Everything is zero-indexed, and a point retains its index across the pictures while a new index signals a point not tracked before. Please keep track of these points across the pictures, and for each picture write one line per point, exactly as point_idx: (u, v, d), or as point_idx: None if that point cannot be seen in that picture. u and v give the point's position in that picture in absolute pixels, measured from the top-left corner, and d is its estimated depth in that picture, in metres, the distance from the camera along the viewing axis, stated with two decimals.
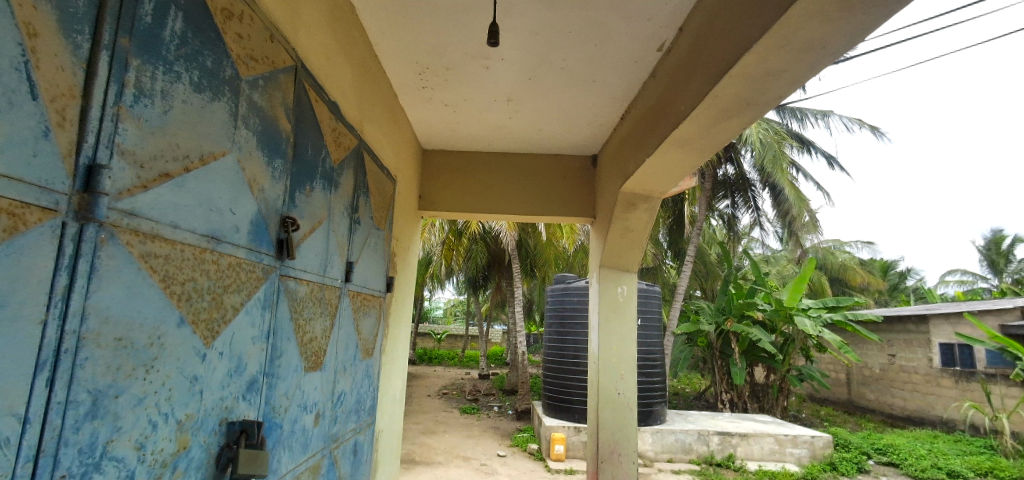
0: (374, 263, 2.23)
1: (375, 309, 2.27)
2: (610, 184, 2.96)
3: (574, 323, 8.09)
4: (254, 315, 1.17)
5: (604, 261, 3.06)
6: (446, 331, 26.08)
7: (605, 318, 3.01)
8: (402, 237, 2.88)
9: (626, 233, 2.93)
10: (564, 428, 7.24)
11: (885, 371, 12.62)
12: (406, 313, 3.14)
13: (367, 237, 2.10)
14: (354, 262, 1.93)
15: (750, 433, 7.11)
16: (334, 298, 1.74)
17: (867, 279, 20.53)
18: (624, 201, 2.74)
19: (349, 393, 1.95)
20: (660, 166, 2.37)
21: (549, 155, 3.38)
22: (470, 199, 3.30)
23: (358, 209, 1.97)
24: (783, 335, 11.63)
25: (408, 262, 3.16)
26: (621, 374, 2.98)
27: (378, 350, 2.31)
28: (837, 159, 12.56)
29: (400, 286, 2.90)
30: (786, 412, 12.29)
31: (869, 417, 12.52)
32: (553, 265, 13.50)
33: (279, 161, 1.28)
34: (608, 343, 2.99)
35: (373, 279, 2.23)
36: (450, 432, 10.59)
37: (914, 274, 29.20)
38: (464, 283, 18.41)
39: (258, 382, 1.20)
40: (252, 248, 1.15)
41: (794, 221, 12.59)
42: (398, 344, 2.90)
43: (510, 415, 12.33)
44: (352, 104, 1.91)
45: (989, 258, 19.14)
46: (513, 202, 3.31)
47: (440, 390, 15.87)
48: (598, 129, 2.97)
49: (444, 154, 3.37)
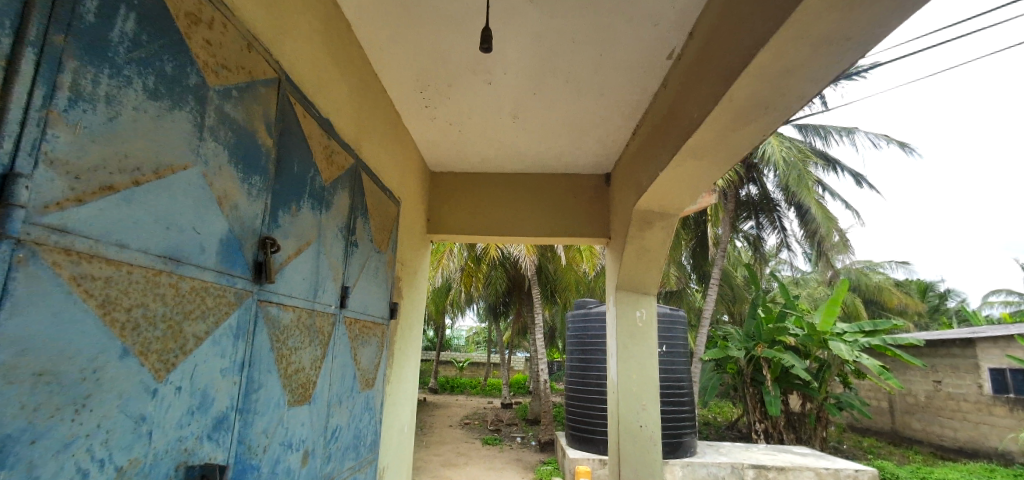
0: (375, 289, 2.13)
1: (376, 336, 2.16)
2: (624, 202, 2.82)
3: (595, 350, 7.82)
4: (224, 346, 1.07)
5: (620, 283, 2.89)
6: (468, 359, 25.75)
7: (624, 343, 2.82)
8: (408, 262, 2.79)
9: (642, 253, 2.77)
10: (589, 460, 6.91)
11: (931, 399, 11.78)
12: (414, 341, 3.01)
13: (366, 261, 2.00)
14: (350, 287, 1.83)
15: (788, 467, 6.58)
16: (326, 326, 1.64)
17: (905, 300, 19.52)
18: (639, 219, 2.60)
19: (346, 429, 1.81)
20: (674, 180, 2.24)
21: (560, 174, 3.27)
22: (479, 222, 3.20)
23: (355, 230, 1.89)
24: (817, 361, 11.03)
25: (416, 289, 3.05)
26: (643, 404, 2.76)
27: (380, 381, 2.19)
28: (865, 177, 12.13)
29: (407, 313, 2.79)
30: (826, 444, 11.53)
31: (917, 449, 11.64)
32: (574, 290, 13.26)
33: (257, 178, 1.20)
34: (627, 369, 2.79)
35: (374, 305, 2.13)
36: (471, 464, 10.25)
37: (955, 295, 27.76)
38: (484, 310, 18.24)
39: (228, 419, 1.08)
40: (222, 271, 1.06)
41: (822, 241, 12.10)
42: (405, 374, 2.77)
43: (532, 446, 11.91)
44: (348, 123, 1.86)
45: None
46: (524, 224, 3.19)
47: (462, 420, 15.53)
48: (609, 145, 2.86)
49: (453, 177, 3.30)
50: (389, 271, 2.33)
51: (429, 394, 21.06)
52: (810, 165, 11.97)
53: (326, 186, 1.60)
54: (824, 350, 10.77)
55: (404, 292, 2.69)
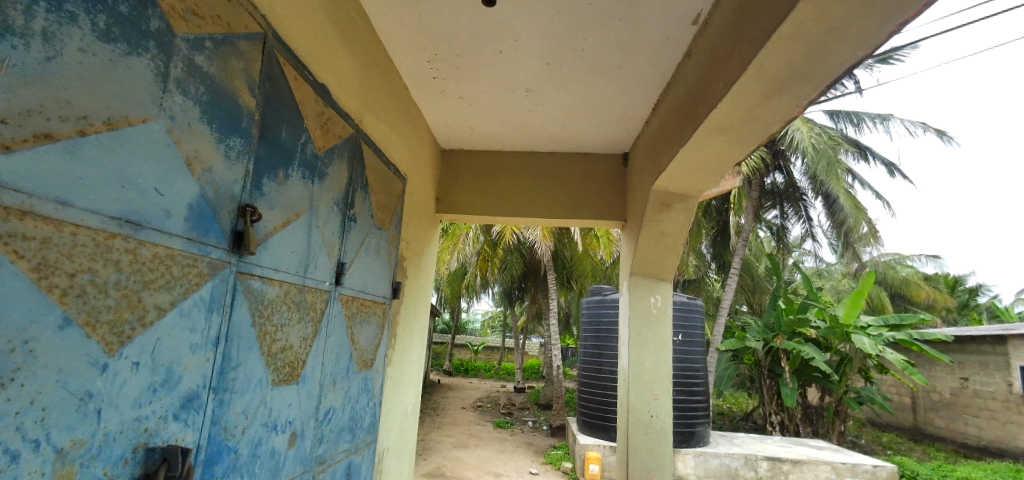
0: (377, 267, 2.05)
1: (377, 316, 2.08)
2: (642, 183, 2.66)
3: (610, 337, 7.70)
4: (195, 319, 1.00)
5: (635, 268, 2.76)
6: (482, 342, 25.92)
7: (637, 331, 2.69)
8: (414, 242, 2.69)
9: (660, 237, 2.62)
10: (599, 447, 6.87)
11: (957, 396, 11.38)
12: (421, 323, 2.94)
13: (365, 237, 1.91)
14: (347, 263, 1.74)
15: (803, 460, 6.44)
16: (318, 303, 1.55)
17: (934, 295, 18.84)
18: (657, 201, 2.44)
19: (341, 410, 1.75)
20: (697, 157, 2.08)
21: (575, 154, 3.11)
22: (490, 202, 3.08)
23: (353, 205, 1.79)
24: (839, 354, 10.73)
25: (424, 270, 2.96)
26: (655, 395, 2.65)
27: (379, 362, 2.12)
28: (899, 166, 11.58)
29: (413, 294, 2.71)
30: (844, 438, 11.28)
31: (939, 446, 11.32)
32: (590, 276, 13.11)
33: (237, 140, 1.10)
34: (640, 358, 2.68)
35: (375, 284, 2.05)
36: (483, 445, 10.34)
37: (988, 290, 26.75)
38: (499, 294, 18.25)
39: (199, 397, 1.02)
40: (192, 239, 0.97)
41: (850, 232, 11.64)
42: (409, 356, 2.70)
43: (544, 430, 11.95)
44: (349, 90, 1.74)
45: None
46: (536, 205, 3.06)
47: (474, 402, 15.68)
48: (629, 123, 2.69)
49: (464, 155, 3.17)
50: (392, 249, 2.24)
51: (443, 375, 21.31)
52: (841, 152, 11.48)
53: (320, 155, 1.50)
54: (846, 344, 10.47)
55: (409, 273, 2.61)
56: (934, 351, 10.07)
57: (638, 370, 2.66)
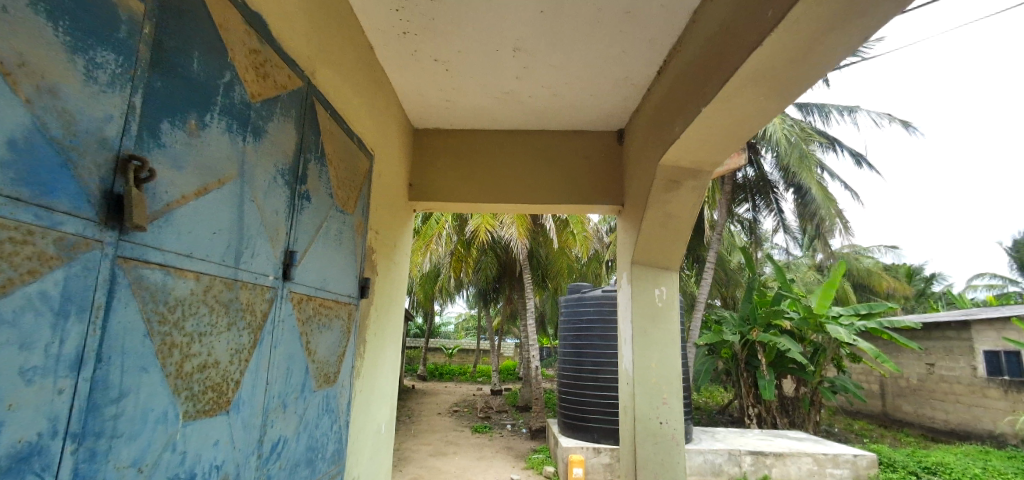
0: (338, 260, 1.67)
1: (340, 320, 1.71)
2: (643, 162, 2.37)
3: (590, 335, 7.44)
4: (27, 327, 0.62)
5: (636, 258, 2.47)
6: (457, 345, 25.40)
7: (640, 329, 2.41)
8: (386, 235, 2.32)
9: (666, 220, 2.33)
10: (583, 449, 6.57)
11: (923, 382, 11.68)
12: (395, 327, 2.58)
13: (323, 221, 1.54)
14: (298, 253, 1.37)
15: (785, 452, 6.35)
16: (258, 306, 1.18)
17: (894, 285, 19.54)
18: (664, 178, 2.16)
19: (294, 440, 1.37)
20: (717, 120, 1.80)
21: (565, 132, 2.81)
22: (471, 189, 2.73)
23: (305, 178, 1.42)
24: (812, 345, 10.82)
25: (397, 267, 2.59)
26: (664, 399, 2.37)
27: (345, 375, 1.74)
28: (865, 157, 11.85)
29: (384, 295, 2.33)
30: (818, 427, 11.39)
31: (908, 432, 11.58)
32: (567, 275, 12.89)
33: (105, 54, 0.73)
34: (645, 360, 2.39)
35: (337, 282, 1.67)
36: (462, 452, 9.93)
37: (940, 279, 28.02)
38: (474, 296, 17.87)
39: (43, 451, 0.64)
40: (16, 200, 0.60)
41: (821, 224, 11.77)
42: (382, 366, 2.32)
43: (523, 433, 11.63)
44: (296, 31, 1.37)
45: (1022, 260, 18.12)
46: (523, 190, 2.73)
47: (451, 407, 15.23)
48: (626, 91, 2.40)
49: (439, 136, 2.82)
50: (358, 239, 1.87)
51: (418, 380, 20.70)
52: (811, 145, 11.67)
53: (253, 105, 1.13)
54: (820, 334, 10.57)
55: (380, 269, 2.23)
56: (902, 338, 10.27)
57: (644, 373, 2.37)
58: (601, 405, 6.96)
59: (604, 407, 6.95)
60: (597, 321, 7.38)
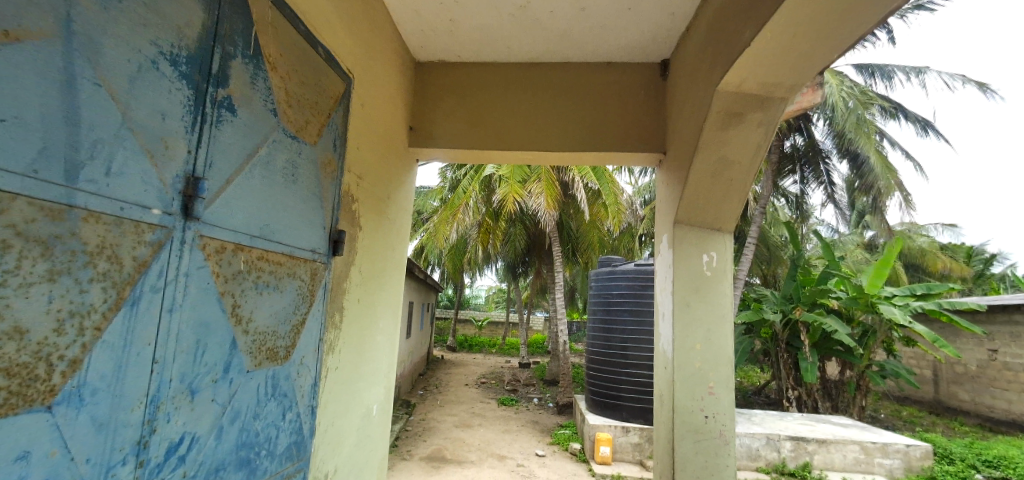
0: (291, 203, 1.28)
1: (298, 280, 1.33)
2: (694, 92, 1.86)
3: (622, 310, 6.96)
4: None
5: (681, 215, 1.99)
6: (486, 318, 25.40)
7: (683, 302, 1.95)
8: (376, 185, 1.93)
9: (723, 165, 1.83)
10: (610, 427, 6.20)
11: (983, 369, 10.60)
12: (391, 295, 2.22)
13: (261, 146, 1.14)
14: (210, 183, 0.98)
15: (829, 439, 5.75)
16: (126, 250, 0.80)
17: (953, 265, 18.00)
18: (723, 109, 1.65)
19: (210, 437, 1.02)
20: (807, 16, 1.28)
21: (597, 65, 2.31)
22: (481, 133, 2.29)
23: (225, 80, 1.02)
24: (861, 326, 9.94)
25: (395, 225, 2.22)
26: (710, 388, 1.92)
27: (304, 352, 1.37)
28: (934, 124, 10.58)
29: (374, 256, 1.95)
30: (864, 414, 10.60)
31: (964, 421, 10.66)
32: (597, 248, 12.35)
33: None
34: (688, 340, 1.94)
35: (292, 232, 1.29)
36: (486, 425, 9.80)
37: (1005, 258, 25.72)
38: (503, 269, 17.67)
39: None
40: None
41: (878, 196, 10.61)
42: (372, 339, 1.98)
43: (550, 408, 11.42)
44: None
45: None
46: (543, 135, 2.26)
47: (479, 379, 15.21)
48: (675, 1, 1.87)
49: (446, 72, 2.38)
50: (328, 181, 1.47)
51: (447, 351, 20.84)
52: (872, 110, 10.56)
53: None
54: (870, 316, 9.72)
55: (367, 226, 1.85)
56: (965, 322, 9.25)
57: (684, 353, 1.93)
58: (632, 382, 6.54)
59: (635, 385, 6.52)
60: (626, 294, 6.91)
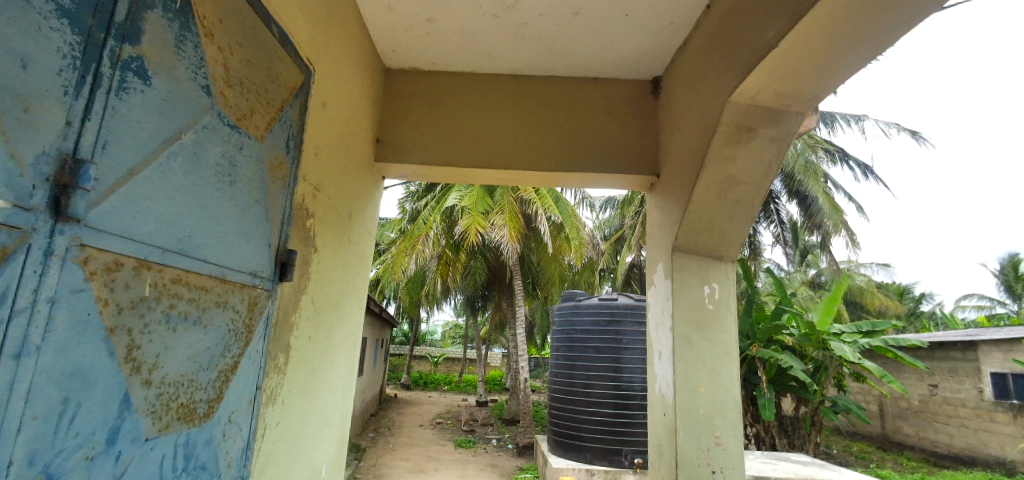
0: (228, 209, 0.99)
1: (232, 310, 1.02)
2: (695, 110, 1.74)
3: (585, 346, 6.60)
4: None
5: (680, 243, 1.82)
6: (442, 354, 24.45)
7: (685, 340, 1.76)
8: (338, 200, 1.66)
9: (731, 187, 1.70)
10: (574, 471, 5.93)
11: (926, 403, 11.04)
12: (350, 330, 1.90)
13: (186, 129, 0.86)
14: (101, 172, 0.69)
15: (792, 478, 5.61)
16: None
17: (887, 303, 19.18)
18: (732, 127, 1.53)
19: None
20: (834, 24, 1.17)
21: (585, 81, 2.18)
22: (458, 148, 2.07)
23: (136, 36, 0.75)
24: (813, 362, 10.05)
25: (358, 247, 1.93)
26: (717, 438, 1.71)
27: (235, 405, 1.04)
28: (872, 169, 11.41)
29: (330, 284, 1.65)
30: (818, 450, 10.78)
31: (909, 455, 10.99)
32: (560, 282, 12.22)
33: None
34: (692, 382, 1.74)
35: (222, 245, 0.99)
36: (442, 470, 9.13)
37: (930, 298, 27.78)
38: (462, 303, 17.20)
39: None
40: None
41: (826, 235, 11.20)
42: (324, 385, 1.64)
43: (510, 450, 10.86)
44: None
45: (1010, 284, 18.04)
46: (528, 152, 2.07)
47: (434, 419, 14.39)
48: (672, 12, 1.77)
49: (419, 82, 2.16)
50: (276, 186, 1.19)
51: (400, 389, 19.78)
52: (817, 155, 11.28)
53: None
54: (821, 352, 9.86)
55: (325, 247, 1.57)
56: (909, 357, 9.53)
57: (693, 400, 1.72)
58: (596, 422, 6.20)
59: (599, 426, 6.18)
60: (591, 329, 6.58)
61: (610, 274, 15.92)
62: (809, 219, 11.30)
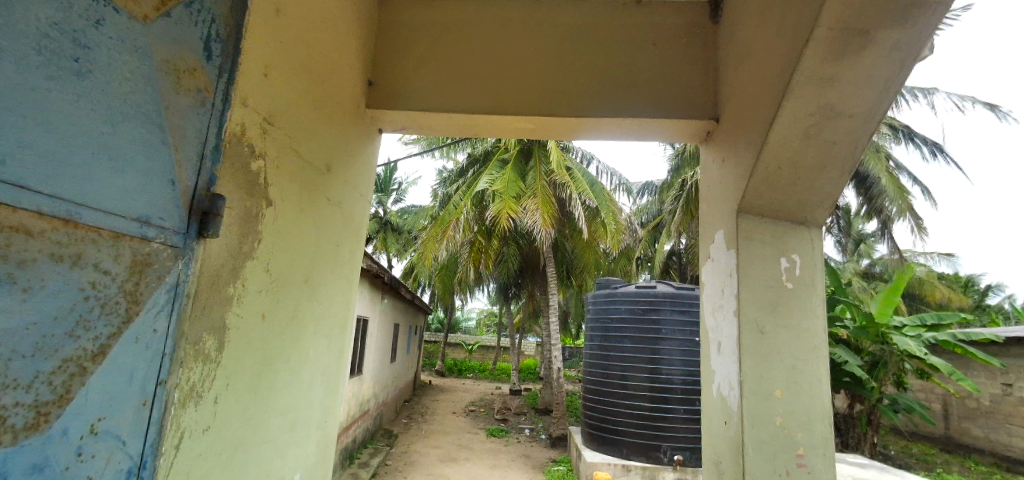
0: (79, 114, 0.65)
1: (94, 265, 0.68)
2: (777, 21, 1.28)
3: (622, 335, 6.13)
4: None
5: (749, 200, 1.38)
6: (476, 342, 24.53)
7: (754, 327, 1.33)
8: (309, 147, 1.32)
9: (826, 120, 1.24)
10: (609, 466, 5.53)
11: (998, 404, 9.81)
12: (333, 310, 1.58)
13: None
14: None
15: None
16: None
17: (951, 295, 17.58)
18: (834, 28, 1.07)
19: None
20: None
21: (623, 6, 1.74)
22: (464, 91, 1.69)
23: None
24: (869, 356, 9.08)
25: (344, 209, 1.60)
26: (798, 457, 1.28)
27: (102, 408, 0.70)
28: (943, 147, 10.23)
29: (299, 251, 1.32)
30: (875, 450, 9.81)
31: (976, 460, 9.81)
32: (595, 270, 11.75)
33: None
34: (765, 383, 1.31)
35: (71, 168, 0.64)
36: (473, 459, 8.95)
37: (999, 289, 25.38)
38: (495, 291, 17.02)
39: None
40: None
41: (888, 220, 10.12)
42: (291, 377, 1.33)
43: (542, 441, 10.56)
44: None
45: None
46: (551, 95, 1.67)
47: (467, 406, 14.33)
48: None
49: (418, 14, 1.79)
50: (183, 100, 0.84)
51: (435, 376, 19.92)
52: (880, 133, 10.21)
53: None
54: (878, 346, 8.89)
55: (286, 204, 1.23)
56: (983, 354, 8.31)
57: (767, 408, 1.30)
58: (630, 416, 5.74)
59: (635, 419, 5.73)
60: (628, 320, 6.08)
61: (646, 262, 15.28)
62: (869, 203, 10.23)
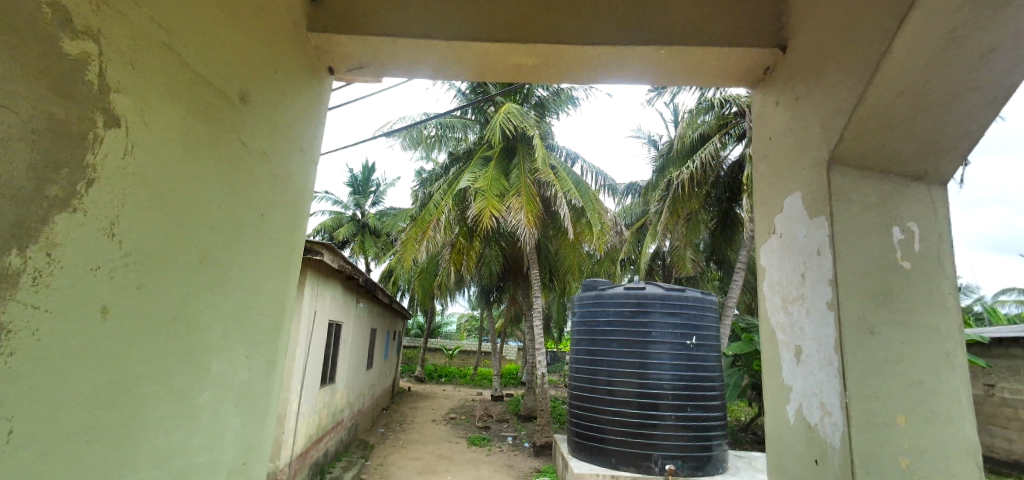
0: None
1: None
2: None
3: None
4: None
5: (850, 147, 0.97)
6: (458, 347, 23.95)
7: (866, 327, 0.93)
8: (202, 54, 0.85)
9: (992, 23, 0.78)
10: None
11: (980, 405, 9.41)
12: (261, 310, 1.10)
13: None
14: None
15: None
16: None
17: None
18: None
19: None
20: None
21: None
22: (444, 12, 1.24)
23: None
24: None
25: (277, 167, 1.12)
26: None
27: None
28: None
29: (189, 213, 0.84)
30: None
31: None
32: (578, 273, 11.11)
33: None
34: (887, 406, 0.91)
35: None
36: (454, 470, 8.43)
37: (971, 291, 25.69)
38: (477, 295, 16.52)
39: None
40: None
41: None
42: (182, 410, 0.85)
43: (525, 450, 10.08)
44: None
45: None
46: (559, 17, 1.24)
47: (448, 414, 13.74)
48: None
49: None
50: None
51: (415, 382, 19.28)
52: None
53: None
54: None
55: (157, 132, 0.76)
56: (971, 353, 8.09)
57: (891, 448, 0.89)
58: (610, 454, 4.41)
59: None
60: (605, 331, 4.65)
61: (631, 264, 15.02)
62: None
